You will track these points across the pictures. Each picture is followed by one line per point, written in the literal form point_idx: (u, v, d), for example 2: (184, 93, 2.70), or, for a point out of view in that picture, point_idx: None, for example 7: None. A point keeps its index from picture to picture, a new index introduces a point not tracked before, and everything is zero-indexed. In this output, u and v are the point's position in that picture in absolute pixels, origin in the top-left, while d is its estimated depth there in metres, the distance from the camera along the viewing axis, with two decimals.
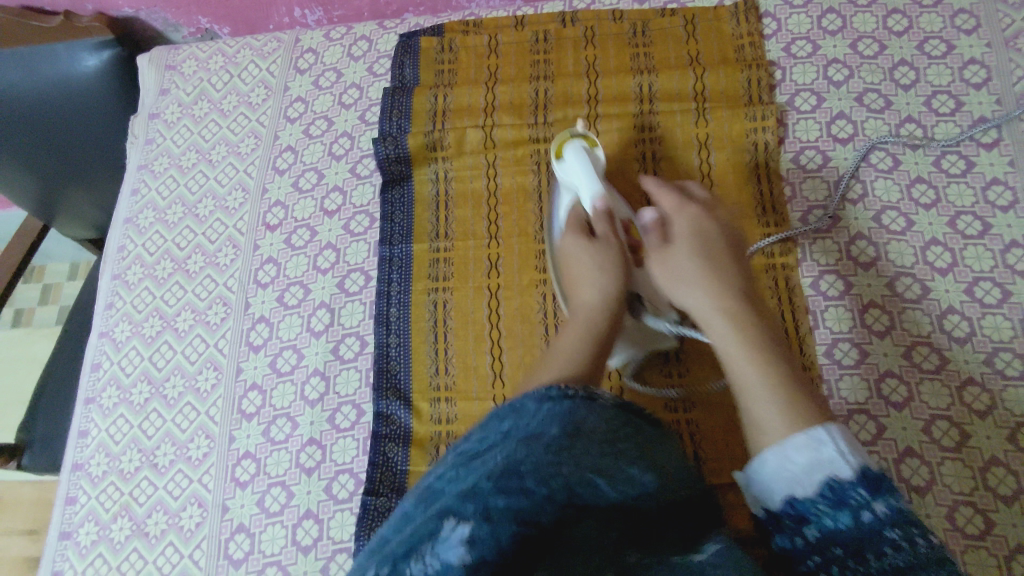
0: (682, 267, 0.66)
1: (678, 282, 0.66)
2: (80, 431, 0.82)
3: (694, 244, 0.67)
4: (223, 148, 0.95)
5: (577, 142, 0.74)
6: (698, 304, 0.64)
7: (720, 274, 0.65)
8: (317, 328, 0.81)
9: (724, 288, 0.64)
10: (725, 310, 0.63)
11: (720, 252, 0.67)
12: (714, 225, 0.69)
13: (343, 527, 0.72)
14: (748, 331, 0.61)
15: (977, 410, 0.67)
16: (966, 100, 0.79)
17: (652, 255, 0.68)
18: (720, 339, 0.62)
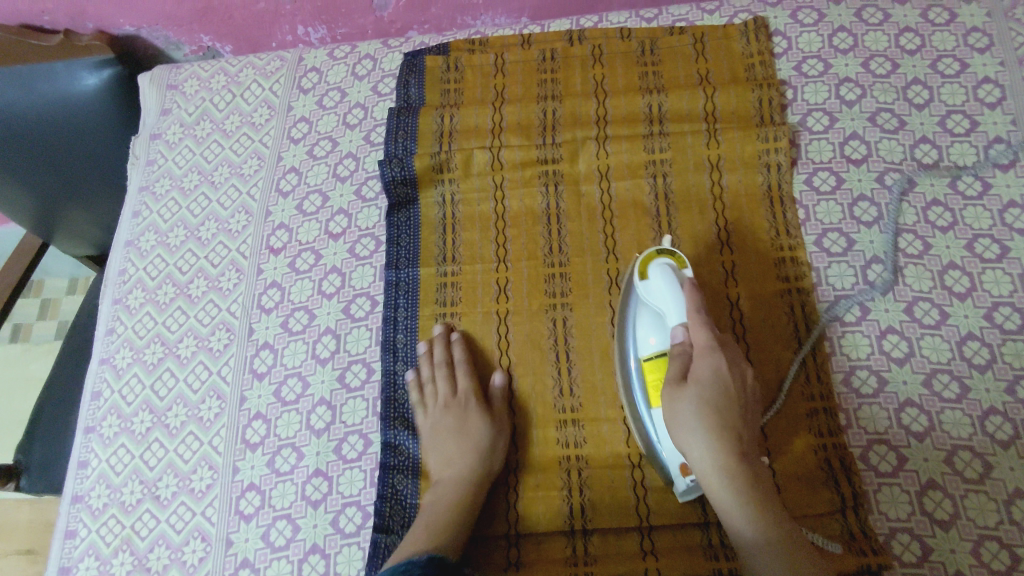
0: (691, 416, 0.62)
1: (688, 433, 0.62)
2: (80, 461, 0.81)
3: (708, 390, 0.62)
4: (225, 169, 0.93)
5: (666, 261, 0.69)
6: (706, 462, 0.61)
7: (730, 425, 0.62)
8: (323, 356, 0.79)
9: (734, 445, 0.61)
10: (731, 470, 0.60)
11: (734, 395, 0.63)
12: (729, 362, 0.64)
13: (351, 563, 0.70)
14: (753, 497, 0.59)
15: (1000, 440, 0.66)
16: (981, 120, 0.78)
17: (667, 393, 0.64)
18: (722, 502, 0.60)
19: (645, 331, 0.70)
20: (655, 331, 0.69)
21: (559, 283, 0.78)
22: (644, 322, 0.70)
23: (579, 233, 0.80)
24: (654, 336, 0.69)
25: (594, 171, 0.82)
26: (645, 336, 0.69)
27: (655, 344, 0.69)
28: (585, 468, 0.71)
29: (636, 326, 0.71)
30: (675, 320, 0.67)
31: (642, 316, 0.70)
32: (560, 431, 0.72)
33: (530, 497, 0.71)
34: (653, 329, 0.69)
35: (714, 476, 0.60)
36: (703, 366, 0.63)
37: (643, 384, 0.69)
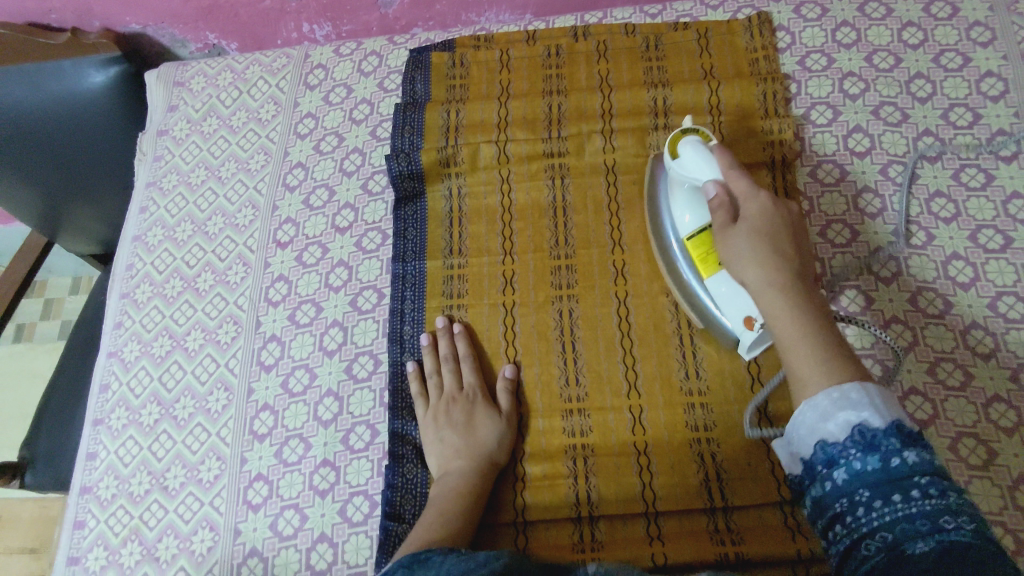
0: (743, 246, 0.61)
1: (740, 265, 0.61)
2: (88, 453, 0.81)
3: (759, 223, 0.62)
4: (232, 165, 0.94)
5: (692, 136, 0.69)
6: (759, 287, 0.60)
7: (782, 251, 0.60)
8: (330, 348, 0.80)
9: (786, 267, 0.59)
10: (785, 289, 0.58)
11: (784, 228, 0.62)
12: (774, 201, 0.64)
13: (359, 551, 0.70)
14: (808, 311, 0.57)
15: (1004, 427, 0.66)
16: (984, 113, 0.78)
17: (717, 235, 0.64)
18: (773, 317, 0.58)
19: (680, 210, 0.71)
20: (689, 206, 0.70)
21: (565, 275, 0.79)
22: (679, 201, 0.71)
23: (586, 224, 0.81)
24: (689, 212, 0.70)
25: (599, 164, 0.83)
26: (681, 215, 0.71)
27: (691, 220, 0.70)
28: (591, 455, 0.71)
29: (672, 209, 0.73)
30: (707, 183, 0.66)
31: (675, 195, 0.71)
32: (566, 420, 0.73)
33: (537, 485, 0.71)
34: (686, 204, 0.70)
35: (765, 296, 0.59)
36: (749, 207, 0.63)
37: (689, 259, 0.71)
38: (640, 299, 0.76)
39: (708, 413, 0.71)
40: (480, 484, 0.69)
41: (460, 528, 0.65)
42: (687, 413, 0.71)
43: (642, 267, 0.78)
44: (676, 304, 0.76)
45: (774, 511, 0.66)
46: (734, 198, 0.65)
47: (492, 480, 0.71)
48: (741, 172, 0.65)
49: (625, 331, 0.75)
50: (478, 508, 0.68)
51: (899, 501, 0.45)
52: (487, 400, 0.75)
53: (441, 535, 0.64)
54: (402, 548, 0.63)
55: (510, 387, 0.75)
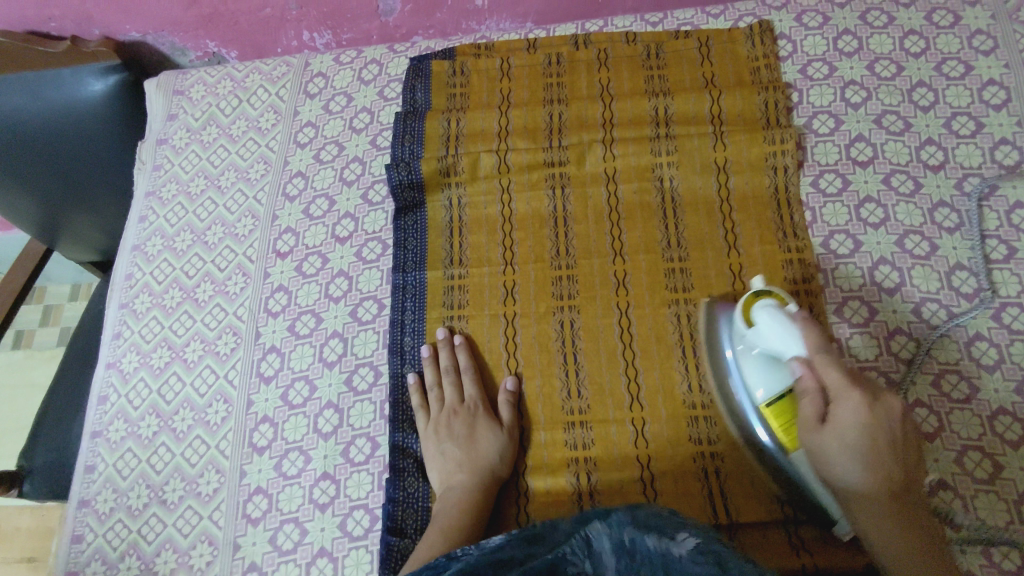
0: (834, 454, 0.58)
1: (836, 468, 0.59)
2: (87, 466, 0.80)
3: (852, 436, 0.57)
4: (231, 174, 0.94)
5: (768, 303, 0.64)
6: (857, 496, 0.58)
7: (880, 456, 0.57)
8: (330, 359, 0.79)
9: (887, 478, 0.57)
10: (887, 514, 0.57)
11: (885, 431, 0.58)
12: (872, 397, 0.58)
13: (360, 566, 0.70)
14: (911, 535, 0.56)
15: (1010, 440, 0.66)
16: (986, 122, 0.78)
17: (806, 430, 0.60)
18: (879, 541, 0.57)
19: (752, 379, 0.66)
20: (764, 375, 0.65)
21: (566, 286, 0.78)
22: (752, 368, 0.66)
23: (587, 235, 0.80)
24: (766, 381, 0.65)
25: (600, 173, 0.82)
26: (753, 384, 0.66)
27: (767, 390, 0.64)
28: (593, 469, 0.70)
29: (743, 370, 0.67)
30: (793, 362, 0.62)
31: (749, 361, 0.66)
32: (568, 433, 0.72)
33: (539, 500, 0.70)
34: (763, 374, 0.65)
35: (865, 518, 0.58)
36: (842, 405, 0.58)
37: (766, 427, 0.65)
38: (642, 310, 0.76)
39: (712, 426, 0.70)
40: (482, 499, 0.68)
41: (463, 545, 0.64)
42: (690, 426, 0.70)
43: (644, 277, 0.77)
44: (679, 315, 0.75)
45: (778, 530, 0.65)
46: (823, 386, 0.60)
47: (494, 494, 0.70)
48: (831, 358, 0.60)
49: (627, 342, 0.75)
50: (480, 523, 0.67)
51: None
52: (489, 414, 0.74)
53: (445, 552, 0.63)
54: (406, 567, 0.63)
55: (513, 401, 0.74)
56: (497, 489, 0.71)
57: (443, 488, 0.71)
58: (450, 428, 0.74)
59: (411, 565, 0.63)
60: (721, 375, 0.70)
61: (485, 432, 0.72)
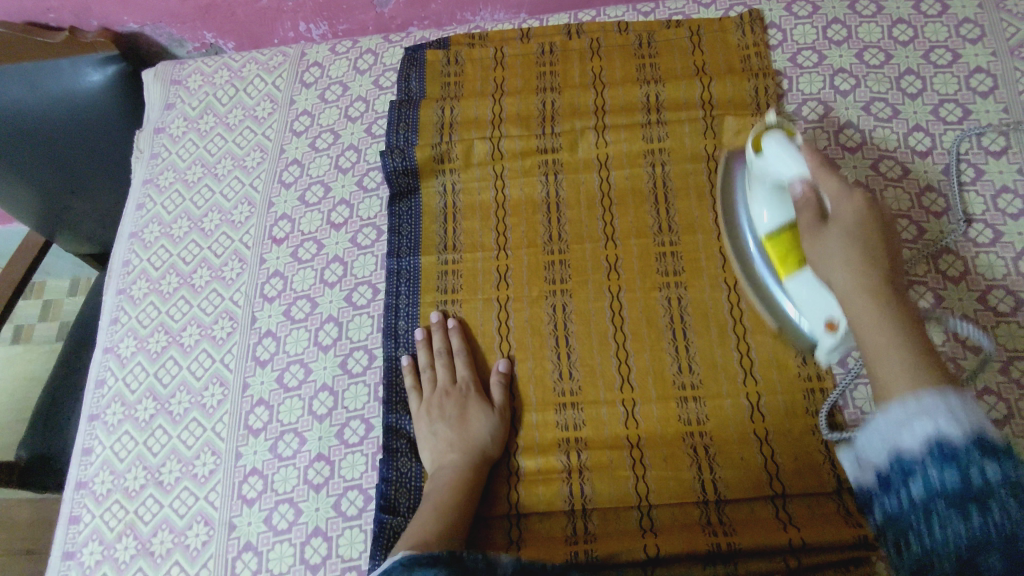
0: (833, 248, 0.57)
1: (828, 268, 0.58)
2: (85, 448, 0.81)
3: (851, 228, 0.57)
4: (229, 162, 0.95)
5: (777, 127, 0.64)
6: (847, 291, 0.56)
7: (874, 257, 0.56)
8: (325, 343, 0.80)
9: (879, 275, 0.56)
10: (879, 302, 0.54)
11: (878, 233, 0.58)
12: (870, 202, 0.59)
13: (353, 545, 0.70)
14: (903, 328, 0.53)
15: (995, 420, 0.67)
16: (973, 109, 0.79)
17: (805, 234, 0.60)
18: (865, 328, 0.54)
19: (758, 208, 0.68)
20: (768, 203, 0.66)
21: (559, 270, 0.79)
22: (758, 198, 0.67)
23: (580, 219, 0.81)
24: (768, 210, 0.66)
25: (593, 160, 0.83)
26: (758, 212, 0.67)
27: (769, 218, 0.66)
28: (584, 449, 0.71)
29: (750, 207, 0.69)
30: (791, 179, 0.61)
31: (755, 193, 0.68)
32: (559, 414, 0.73)
33: (530, 479, 0.71)
34: (765, 202, 0.66)
35: (855, 310, 0.55)
36: (841, 205, 0.58)
37: (768, 259, 0.68)
38: (633, 294, 0.77)
39: (700, 406, 0.71)
40: (473, 478, 0.69)
41: (455, 523, 0.65)
42: (679, 407, 0.71)
43: (635, 260, 0.78)
44: (669, 298, 0.76)
45: (766, 505, 0.67)
46: (823, 197, 0.60)
47: (486, 473, 0.71)
48: (832, 172, 0.60)
49: (618, 325, 0.76)
50: (472, 502, 0.68)
51: (978, 521, 0.44)
52: (483, 395, 0.75)
53: (436, 530, 0.64)
54: (399, 544, 0.64)
55: (506, 382, 0.75)
56: (489, 468, 0.72)
57: (436, 467, 0.72)
58: (443, 405, 0.75)
59: (403, 541, 0.64)
60: (733, 225, 0.74)
61: (477, 413, 0.73)
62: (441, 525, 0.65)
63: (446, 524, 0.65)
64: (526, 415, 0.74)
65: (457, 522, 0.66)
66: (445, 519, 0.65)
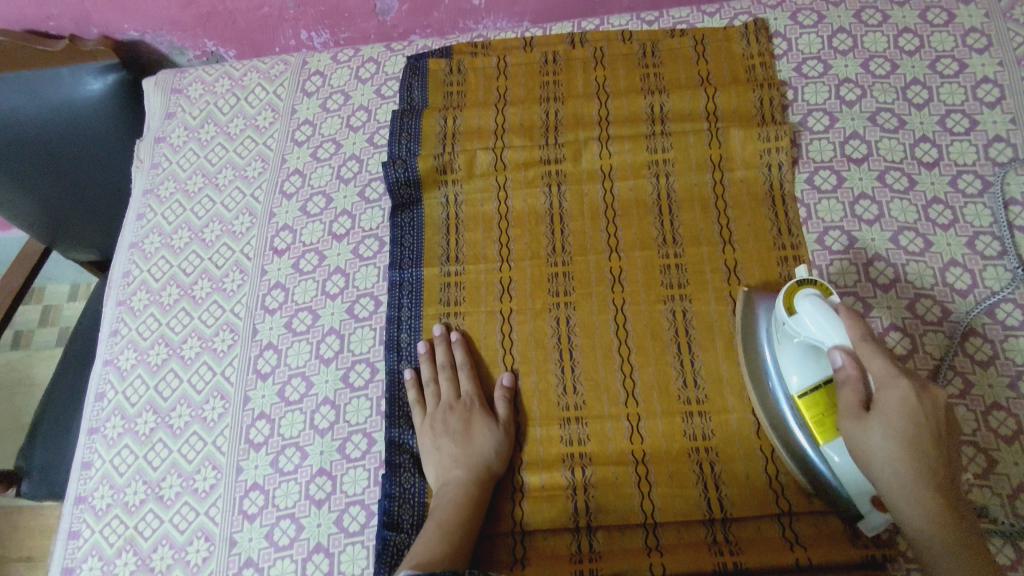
0: (879, 441, 0.57)
1: (872, 461, 0.58)
2: (84, 462, 0.80)
3: (897, 418, 0.57)
4: (229, 172, 0.94)
5: (812, 291, 0.63)
6: (894, 490, 0.56)
7: (923, 452, 0.56)
8: (327, 356, 0.80)
9: (929, 471, 0.56)
10: (930, 502, 0.55)
11: (928, 421, 0.57)
12: (916, 387, 0.58)
13: (355, 561, 0.70)
14: (954, 531, 0.54)
15: (1004, 436, 0.66)
16: (980, 119, 0.79)
17: (845, 420, 0.60)
18: (919, 532, 0.56)
19: (787, 368, 0.66)
20: (800, 365, 0.65)
21: (562, 282, 0.78)
22: (788, 359, 0.66)
23: (583, 231, 0.81)
24: (798, 374, 0.65)
25: (596, 171, 0.83)
26: (787, 373, 0.66)
27: (799, 381, 0.65)
28: (588, 465, 0.71)
29: (779, 361, 0.67)
30: (833, 350, 0.61)
31: (786, 351, 0.66)
32: (564, 428, 0.73)
33: (534, 495, 0.71)
34: (796, 363, 0.65)
35: (907, 513, 0.56)
36: (886, 393, 0.58)
37: (800, 420, 0.65)
38: (638, 307, 0.76)
39: (706, 422, 0.70)
40: (477, 495, 0.69)
41: (460, 542, 0.65)
42: (685, 422, 0.70)
43: (639, 273, 0.78)
44: (674, 311, 0.75)
45: (772, 523, 0.66)
46: (867, 375, 0.59)
47: (490, 490, 0.71)
48: (876, 349, 0.59)
49: (623, 338, 0.75)
50: (476, 520, 0.67)
51: None
52: (487, 410, 0.74)
53: (440, 550, 0.63)
54: (403, 563, 0.63)
55: (510, 397, 0.74)
56: (493, 485, 0.71)
57: (439, 484, 0.71)
58: (445, 420, 0.74)
59: (407, 561, 0.63)
60: (757, 365, 0.70)
61: (481, 429, 0.72)
62: (446, 545, 0.64)
63: (451, 544, 0.64)
64: (530, 430, 0.73)
65: (462, 541, 0.65)
66: (450, 538, 0.64)
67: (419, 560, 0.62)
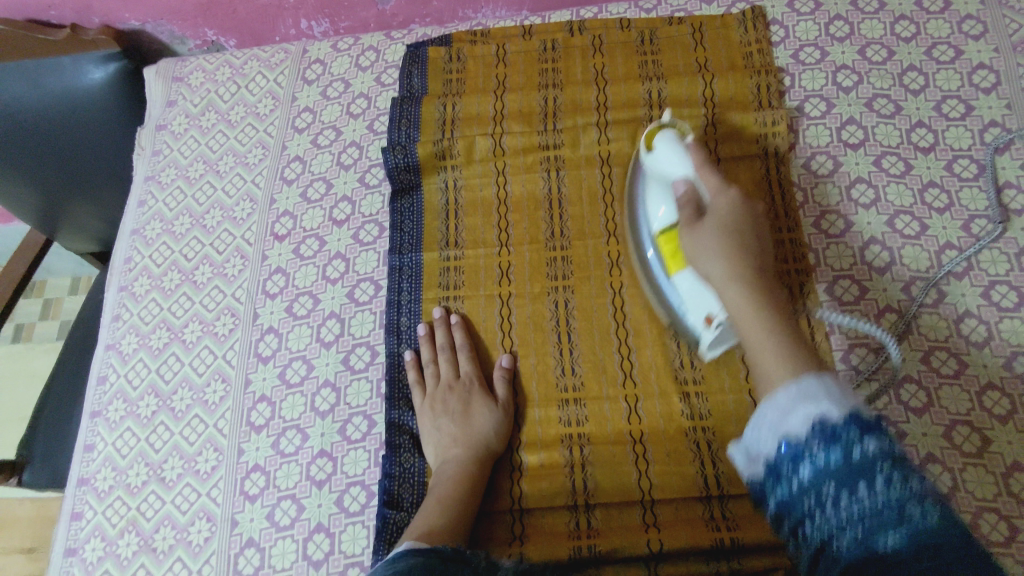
0: (708, 240, 0.62)
1: (703, 260, 0.62)
2: (86, 445, 0.81)
3: (726, 219, 0.62)
4: (230, 159, 0.94)
5: (669, 134, 0.70)
6: (721, 279, 0.60)
7: (745, 246, 0.61)
8: (327, 339, 0.80)
9: (748, 262, 0.60)
10: (748, 285, 0.59)
11: (750, 225, 0.63)
12: (744, 200, 0.64)
13: (355, 541, 0.70)
14: (773, 314, 0.58)
15: (998, 415, 0.66)
16: (976, 105, 0.79)
17: (686, 234, 0.64)
18: (740, 314, 0.59)
19: (654, 205, 0.70)
20: (662, 201, 0.69)
21: (561, 266, 0.79)
22: (654, 196, 0.71)
23: (582, 215, 0.81)
24: (663, 206, 0.69)
25: (595, 156, 0.83)
26: (655, 210, 0.70)
27: (664, 214, 0.69)
28: (587, 444, 0.71)
29: (645, 203, 0.72)
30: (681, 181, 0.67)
31: (652, 190, 0.71)
32: (562, 409, 0.73)
33: (533, 474, 0.71)
34: (659, 199, 0.70)
35: (732, 296, 0.59)
36: (718, 200, 0.64)
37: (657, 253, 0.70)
38: (635, 290, 0.77)
39: (703, 401, 0.71)
40: (477, 472, 0.69)
41: (461, 518, 0.65)
42: (682, 403, 0.71)
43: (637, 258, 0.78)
44: None
45: None
46: (703, 194, 0.66)
47: (490, 468, 0.71)
48: (714, 173, 0.66)
49: (620, 321, 0.76)
50: (476, 496, 0.68)
51: (865, 496, 0.44)
52: (487, 391, 0.75)
53: (443, 525, 0.64)
54: (404, 536, 0.64)
55: (512, 378, 0.75)
56: (493, 463, 0.72)
57: (438, 463, 0.72)
58: (439, 396, 0.75)
59: (408, 534, 0.64)
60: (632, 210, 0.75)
61: (478, 411, 0.73)
62: (447, 518, 0.65)
63: (453, 520, 0.65)
64: (529, 411, 0.74)
65: (464, 517, 0.66)
66: (452, 513, 0.65)
67: (421, 533, 0.63)
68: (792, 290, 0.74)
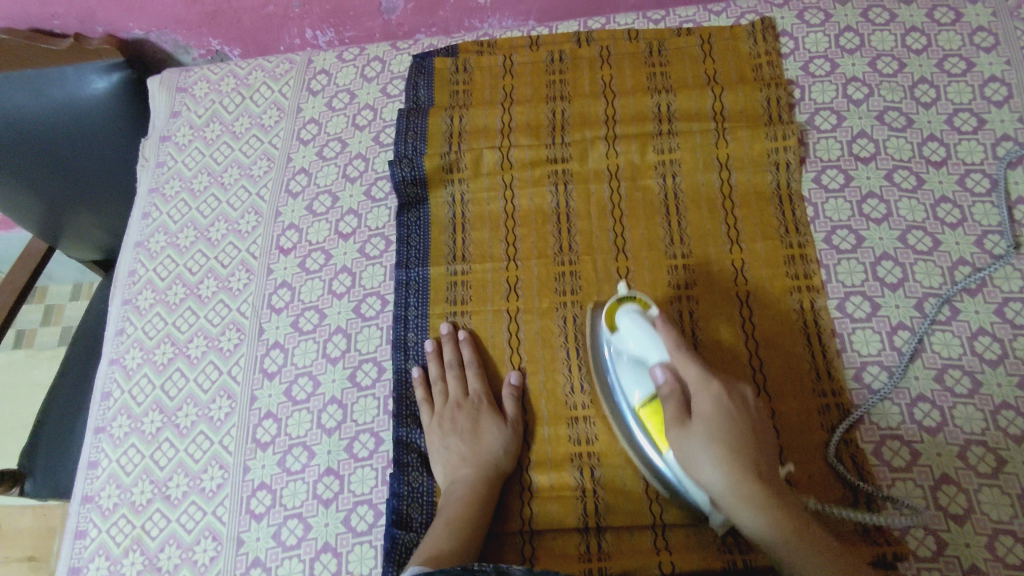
0: (700, 447, 0.59)
1: (697, 465, 0.60)
2: (90, 461, 0.80)
3: (713, 421, 0.60)
4: (235, 171, 0.94)
5: (630, 307, 0.68)
6: (722, 490, 0.58)
7: (738, 443, 0.59)
8: (334, 355, 0.80)
9: (747, 466, 0.58)
10: (754, 498, 0.57)
11: (737, 414, 0.61)
12: (723, 385, 0.62)
13: (363, 561, 0.70)
14: (789, 520, 0.56)
15: (1013, 435, 0.66)
16: (988, 118, 0.78)
17: (674, 433, 0.61)
18: (756, 530, 0.57)
19: (628, 384, 0.69)
20: (637, 380, 0.68)
21: (569, 281, 0.78)
22: (628, 376, 0.69)
23: (590, 231, 0.80)
24: (639, 386, 0.68)
25: (603, 170, 0.83)
26: (629, 389, 0.69)
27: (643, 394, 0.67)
28: (597, 465, 0.70)
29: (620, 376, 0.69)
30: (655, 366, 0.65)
31: (624, 368, 0.69)
32: (572, 428, 0.72)
33: (543, 495, 0.70)
34: (634, 380, 0.68)
35: (743, 512, 0.57)
36: (700, 398, 0.61)
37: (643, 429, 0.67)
38: None
39: None
40: (486, 493, 0.68)
41: (471, 542, 0.64)
42: None
43: (646, 273, 0.77)
44: (681, 311, 0.75)
45: None
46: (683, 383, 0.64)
47: (499, 488, 0.71)
48: (688, 356, 0.63)
49: None
50: (485, 519, 0.67)
51: None
52: (496, 410, 0.74)
53: (452, 550, 0.63)
54: (413, 560, 0.63)
55: (521, 396, 0.75)
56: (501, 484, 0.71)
57: (447, 484, 0.71)
58: (447, 416, 0.75)
59: (417, 558, 0.63)
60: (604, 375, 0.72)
61: (486, 431, 0.72)
62: (457, 542, 0.64)
63: (463, 543, 0.64)
64: (538, 430, 0.73)
65: (473, 541, 0.65)
66: (461, 537, 0.64)
67: (430, 557, 0.62)
68: (801, 308, 0.73)
